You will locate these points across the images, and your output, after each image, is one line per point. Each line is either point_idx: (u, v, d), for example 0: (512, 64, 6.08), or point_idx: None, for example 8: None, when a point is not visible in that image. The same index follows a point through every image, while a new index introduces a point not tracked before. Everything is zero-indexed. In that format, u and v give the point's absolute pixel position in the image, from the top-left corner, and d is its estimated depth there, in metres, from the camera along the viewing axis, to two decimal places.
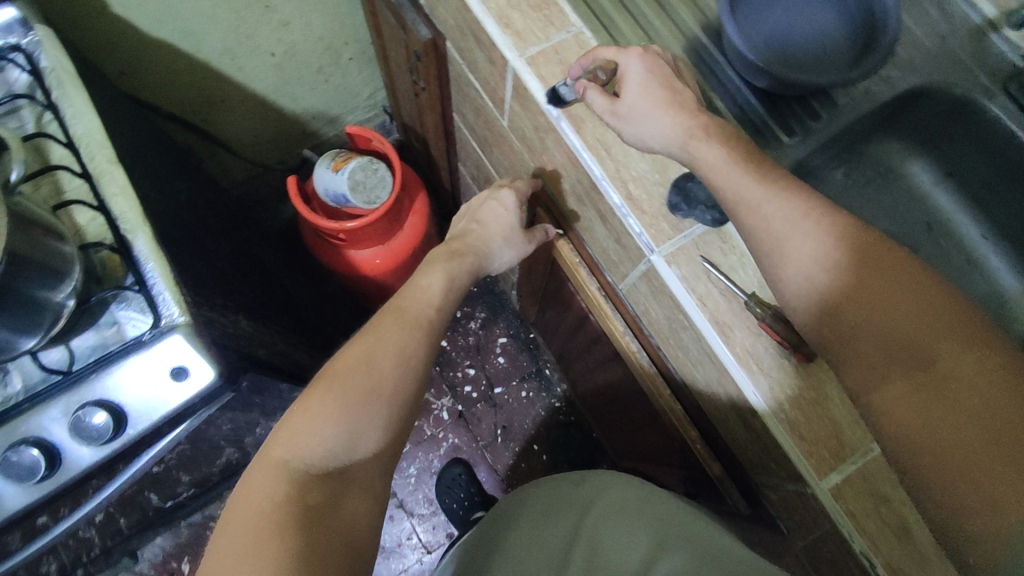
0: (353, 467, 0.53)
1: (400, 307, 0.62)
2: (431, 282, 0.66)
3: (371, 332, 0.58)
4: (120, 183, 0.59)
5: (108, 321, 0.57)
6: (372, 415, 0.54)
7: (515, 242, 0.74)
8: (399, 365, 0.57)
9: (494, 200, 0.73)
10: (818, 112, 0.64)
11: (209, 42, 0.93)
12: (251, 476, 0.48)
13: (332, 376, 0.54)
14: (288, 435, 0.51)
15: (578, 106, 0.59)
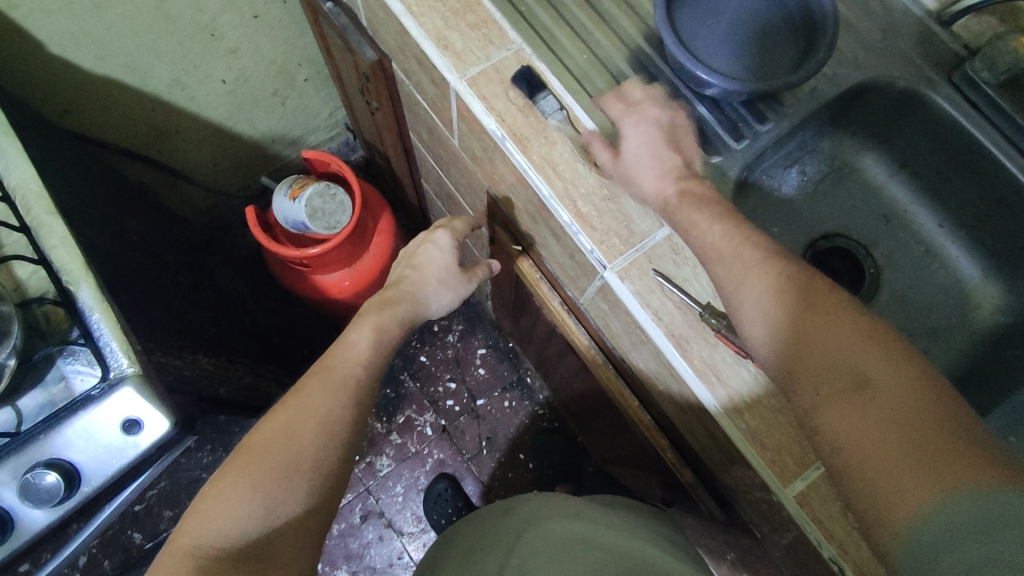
0: (270, 541, 0.53)
1: (322, 372, 0.62)
2: (358, 337, 0.65)
3: (286, 404, 0.58)
4: (59, 234, 0.58)
5: (56, 377, 0.55)
6: (290, 486, 0.55)
7: (453, 285, 0.75)
8: (320, 432, 0.57)
9: (428, 242, 0.75)
10: (765, 115, 0.64)
11: (155, 74, 0.91)
12: (160, 565, 0.50)
13: (244, 455, 0.55)
14: (199, 518, 0.52)
15: (522, 125, 0.59)
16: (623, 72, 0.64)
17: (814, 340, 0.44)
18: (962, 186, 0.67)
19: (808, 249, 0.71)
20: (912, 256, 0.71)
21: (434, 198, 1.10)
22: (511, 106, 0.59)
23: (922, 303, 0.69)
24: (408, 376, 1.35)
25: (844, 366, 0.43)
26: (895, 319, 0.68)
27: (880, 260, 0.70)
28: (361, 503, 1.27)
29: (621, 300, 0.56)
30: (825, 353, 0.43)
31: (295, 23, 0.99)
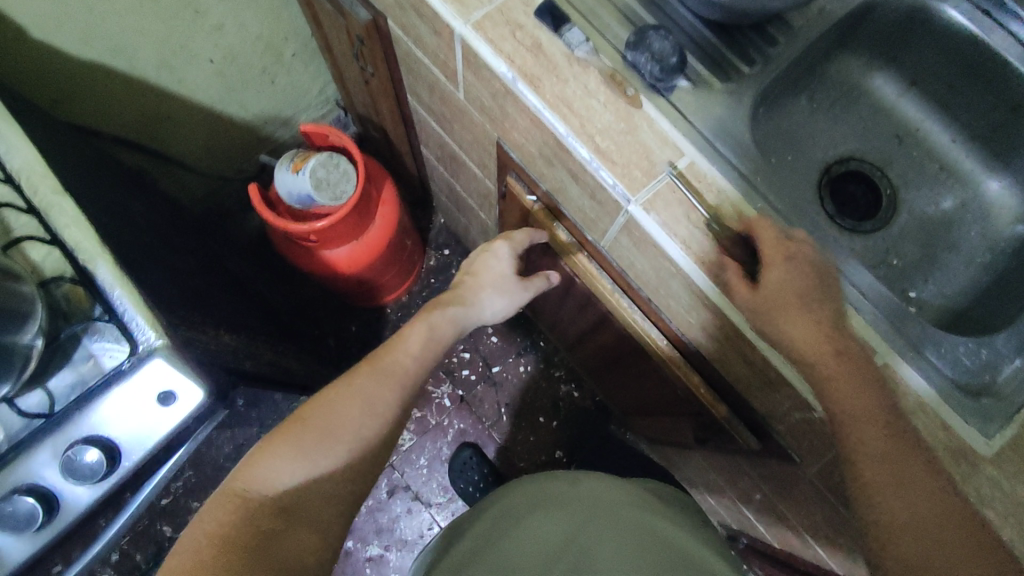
0: (301, 502, 0.54)
1: (373, 359, 0.65)
2: (410, 331, 0.69)
3: (342, 385, 0.61)
4: (70, 212, 0.57)
5: (83, 356, 0.54)
6: (331, 455, 0.57)
7: (506, 291, 0.80)
8: (363, 411, 0.60)
9: (487, 251, 0.79)
10: (775, 39, 0.62)
11: (143, 56, 0.89)
12: (208, 507, 0.51)
13: (298, 423, 0.57)
14: (246, 467, 0.53)
15: (532, 65, 0.58)
16: (628, 5, 0.61)
17: (868, 453, 0.47)
18: (976, 98, 0.66)
19: (824, 174, 0.71)
20: (927, 173, 0.71)
21: (436, 164, 1.09)
22: (519, 46, 0.58)
23: (941, 219, 0.69)
24: None
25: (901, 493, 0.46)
26: (916, 237, 0.68)
27: (895, 181, 0.71)
28: (386, 479, 1.28)
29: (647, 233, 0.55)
30: (880, 476, 0.47)
31: None
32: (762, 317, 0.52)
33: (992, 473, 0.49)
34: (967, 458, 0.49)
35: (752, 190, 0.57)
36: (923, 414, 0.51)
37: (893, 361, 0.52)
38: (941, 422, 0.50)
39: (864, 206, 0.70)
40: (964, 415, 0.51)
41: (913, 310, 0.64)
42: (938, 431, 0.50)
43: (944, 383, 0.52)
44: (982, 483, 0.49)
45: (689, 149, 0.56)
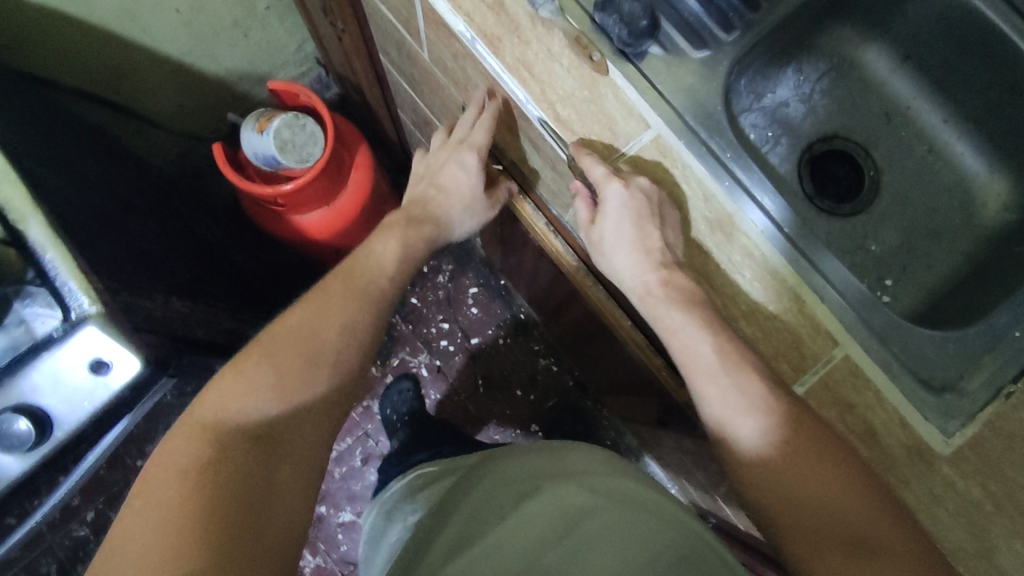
0: (283, 426, 0.56)
1: (348, 276, 0.64)
2: (385, 247, 0.67)
3: (315, 301, 0.62)
4: (1, 168, 0.53)
5: (15, 320, 0.53)
6: (309, 380, 0.58)
7: (478, 205, 0.71)
8: (342, 334, 0.61)
9: (451, 161, 0.68)
10: (759, 3, 0.57)
11: (100, 3, 0.85)
12: (175, 437, 0.52)
13: (269, 346, 0.58)
14: (220, 397, 0.54)
15: (493, 24, 0.54)
16: None
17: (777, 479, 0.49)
18: (972, 74, 0.62)
19: (806, 151, 0.68)
20: (915, 155, 0.67)
21: (412, 128, 1.04)
22: (479, 3, 0.54)
23: (925, 204, 0.66)
24: (400, 318, 1.33)
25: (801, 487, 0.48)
26: (897, 222, 0.65)
27: (881, 162, 0.67)
28: (360, 447, 1.28)
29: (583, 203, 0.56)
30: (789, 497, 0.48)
31: None
32: (688, 308, 0.51)
33: (944, 470, 0.48)
34: (920, 454, 0.48)
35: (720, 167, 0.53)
36: (881, 409, 0.49)
37: (854, 354, 0.50)
38: (899, 417, 0.49)
39: (844, 188, 0.67)
40: (925, 412, 0.49)
41: (886, 299, 0.62)
42: (894, 427, 0.49)
43: (904, 376, 0.50)
44: (935, 481, 0.48)
45: (655, 120, 0.53)
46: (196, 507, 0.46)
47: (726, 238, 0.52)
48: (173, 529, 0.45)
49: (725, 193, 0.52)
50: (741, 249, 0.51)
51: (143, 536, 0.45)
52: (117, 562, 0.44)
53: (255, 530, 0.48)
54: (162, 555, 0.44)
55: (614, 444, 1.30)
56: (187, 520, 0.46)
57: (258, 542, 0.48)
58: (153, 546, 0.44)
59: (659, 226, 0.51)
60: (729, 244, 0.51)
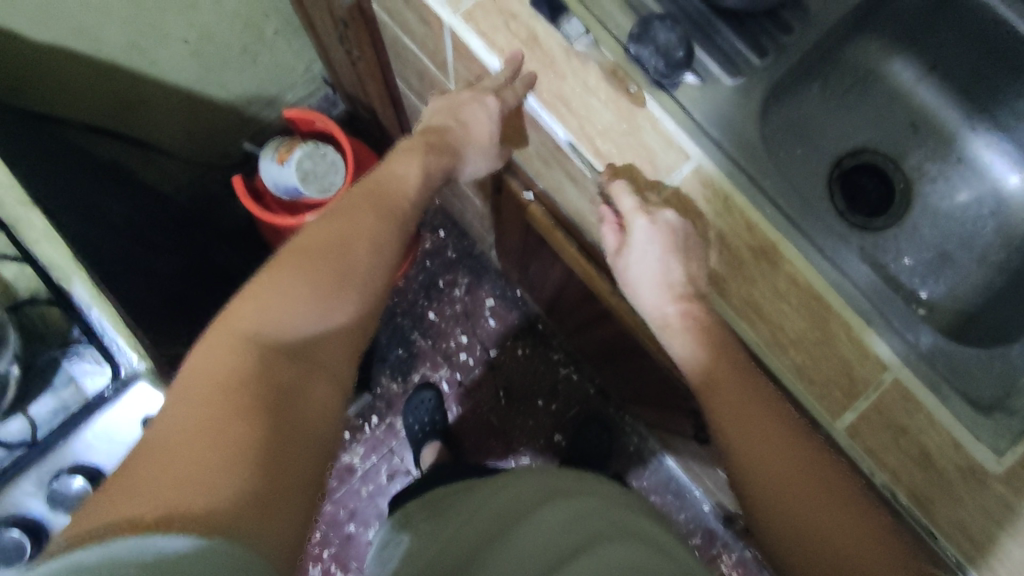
0: (316, 349, 0.47)
1: (374, 193, 0.55)
2: (407, 170, 0.57)
3: (341, 210, 0.53)
4: (40, 226, 0.53)
5: (64, 380, 0.53)
6: (342, 297, 0.49)
7: (492, 149, 0.62)
8: (374, 254, 0.52)
9: (477, 100, 0.56)
10: (790, 26, 0.58)
11: (111, 38, 0.84)
12: (207, 342, 0.43)
13: (300, 250, 0.50)
14: (254, 304, 0.46)
15: (527, 60, 0.53)
16: None
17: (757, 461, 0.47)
18: (1000, 84, 0.63)
19: (835, 167, 0.68)
20: (943, 165, 0.68)
21: None
22: (512, 39, 0.54)
23: (956, 214, 0.67)
24: (418, 333, 1.33)
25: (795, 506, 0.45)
26: (929, 233, 0.66)
27: (911, 173, 0.69)
28: (386, 464, 1.29)
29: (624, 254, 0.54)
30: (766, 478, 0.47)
31: None
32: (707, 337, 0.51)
33: (999, 490, 0.48)
34: (975, 475, 0.48)
35: (761, 195, 0.53)
36: (932, 430, 0.49)
37: (903, 376, 0.50)
38: (951, 438, 0.49)
39: (875, 201, 0.68)
40: (977, 432, 0.49)
41: (922, 312, 0.62)
42: (947, 448, 0.49)
43: (954, 396, 0.50)
44: (990, 501, 0.48)
45: (696, 151, 0.53)
46: (235, 452, 0.38)
47: (772, 266, 0.52)
48: (209, 478, 0.36)
49: (768, 220, 0.52)
50: (787, 277, 0.52)
51: (168, 460, 0.36)
52: (132, 484, 0.35)
53: (290, 492, 0.39)
54: (195, 507, 0.34)
55: (637, 449, 1.32)
56: (222, 468, 0.37)
57: (290, 508, 0.39)
58: (186, 492, 0.35)
59: (683, 259, 0.51)
60: (775, 273, 0.52)
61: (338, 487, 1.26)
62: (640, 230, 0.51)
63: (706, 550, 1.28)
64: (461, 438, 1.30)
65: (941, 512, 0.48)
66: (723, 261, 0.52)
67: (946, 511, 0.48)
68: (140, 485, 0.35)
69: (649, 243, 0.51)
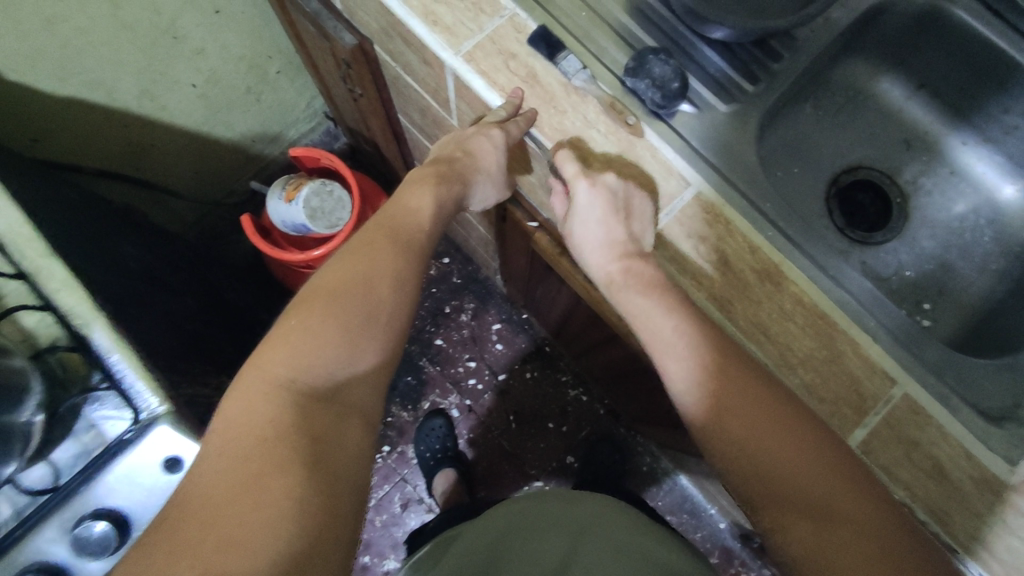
0: (349, 390, 0.49)
1: (391, 230, 0.56)
2: (420, 203, 0.58)
3: (361, 249, 0.54)
4: (61, 275, 0.54)
5: (85, 425, 0.53)
6: (368, 338, 0.51)
7: (498, 177, 0.63)
8: (396, 291, 0.53)
9: (482, 132, 0.56)
10: (779, 53, 0.60)
11: (122, 87, 0.87)
12: (245, 392, 0.45)
13: (326, 291, 0.51)
14: (287, 352, 0.47)
15: (528, 96, 0.55)
16: (624, 25, 0.59)
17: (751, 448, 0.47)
18: (988, 100, 0.65)
19: (832, 184, 0.69)
20: (939, 178, 0.69)
21: None
22: (513, 77, 0.56)
23: (954, 225, 0.68)
24: (426, 360, 1.34)
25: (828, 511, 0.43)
26: (927, 244, 0.67)
27: (906, 188, 0.70)
28: (398, 492, 1.29)
29: (573, 227, 0.56)
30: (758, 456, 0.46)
31: (259, 14, 0.95)
32: (651, 291, 0.51)
33: (1016, 500, 0.48)
34: (990, 486, 0.48)
35: (761, 217, 0.55)
36: (945, 443, 0.49)
37: (913, 391, 0.51)
38: (963, 450, 0.49)
39: (873, 216, 0.69)
40: (987, 443, 0.50)
41: (926, 323, 0.63)
42: (960, 460, 0.49)
43: (963, 408, 0.50)
44: (1007, 511, 0.48)
45: (695, 177, 0.55)
46: (274, 507, 0.39)
47: (776, 288, 0.53)
48: (250, 534, 0.38)
49: (770, 241, 0.54)
50: (792, 297, 0.53)
51: (229, 510, 0.39)
52: (192, 533, 0.38)
53: (330, 540, 0.41)
54: (236, 567, 0.36)
55: (650, 468, 1.31)
56: (263, 524, 0.39)
57: (330, 556, 0.40)
58: (229, 551, 0.37)
59: (625, 220, 0.53)
60: (780, 293, 0.53)
61: None
62: (582, 191, 0.52)
63: (724, 569, 1.27)
64: (476, 464, 1.30)
65: (960, 527, 0.48)
66: (726, 283, 0.53)
67: (965, 526, 0.48)
68: (187, 544, 0.37)
69: (592, 206, 0.52)
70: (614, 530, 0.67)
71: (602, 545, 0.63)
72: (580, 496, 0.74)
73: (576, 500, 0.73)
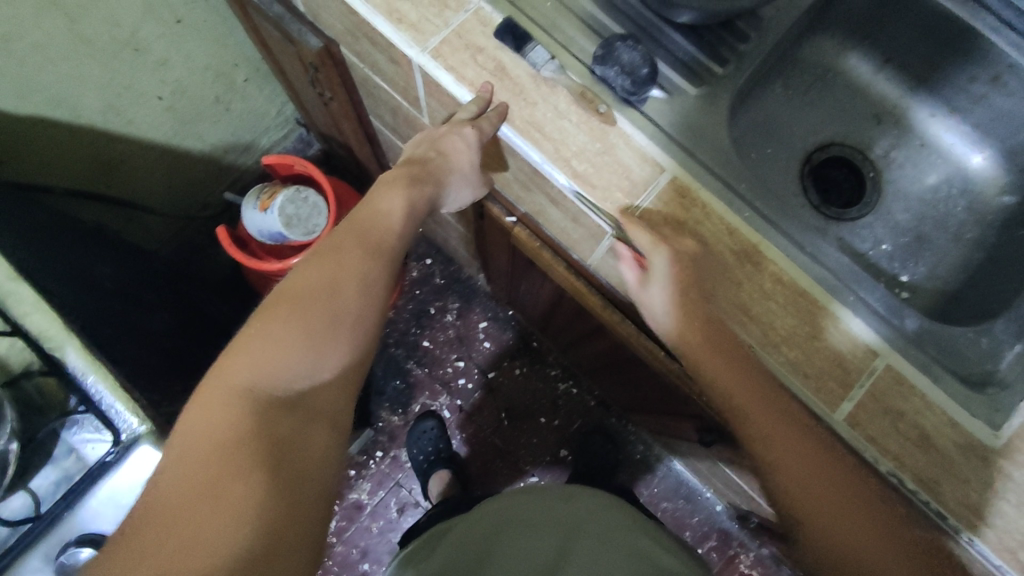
0: (312, 396, 0.48)
1: (359, 230, 0.55)
2: (391, 206, 0.57)
3: (328, 251, 0.53)
4: (30, 299, 0.53)
5: (65, 450, 0.52)
6: (333, 344, 0.50)
7: (473, 176, 0.63)
8: (364, 295, 0.52)
9: (455, 131, 0.56)
10: (746, 35, 0.60)
11: (86, 103, 0.85)
12: (205, 398, 0.44)
13: (289, 297, 0.50)
14: (248, 358, 0.46)
15: (498, 90, 0.55)
16: (590, 14, 0.58)
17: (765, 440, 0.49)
18: (953, 70, 0.65)
19: (806, 163, 0.70)
20: (909, 151, 0.70)
21: None
22: (482, 72, 0.55)
23: (927, 196, 0.69)
24: (415, 363, 1.33)
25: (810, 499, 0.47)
26: (902, 217, 0.68)
27: (879, 162, 0.70)
28: (394, 497, 1.28)
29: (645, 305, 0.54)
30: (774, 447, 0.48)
31: (221, 22, 0.93)
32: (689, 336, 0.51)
33: (1000, 464, 0.49)
34: (976, 451, 0.49)
35: (738, 199, 0.55)
36: (929, 412, 0.50)
37: (895, 362, 0.51)
38: (948, 417, 0.50)
39: (847, 193, 0.69)
40: (970, 408, 0.50)
41: (905, 295, 0.64)
42: (946, 428, 0.50)
43: (946, 376, 0.51)
44: (993, 475, 0.49)
45: (670, 163, 0.54)
46: (234, 512, 0.39)
47: (755, 270, 0.53)
48: (209, 540, 0.37)
49: (747, 223, 0.54)
50: (771, 276, 0.53)
51: (189, 516, 0.38)
52: (146, 542, 0.36)
53: (292, 543, 0.40)
54: (193, 573, 0.36)
55: (644, 456, 1.32)
56: (221, 529, 0.38)
57: (291, 559, 0.40)
58: (186, 556, 0.36)
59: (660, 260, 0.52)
60: (759, 273, 0.53)
61: (347, 525, 1.25)
62: (661, 264, 0.51)
63: (723, 550, 1.28)
64: (467, 462, 1.29)
65: (948, 493, 0.48)
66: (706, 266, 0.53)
67: (953, 491, 0.48)
68: (143, 553, 0.36)
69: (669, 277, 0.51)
70: (603, 526, 0.68)
71: (592, 543, 0.64)
72: (575, 491, 0.74)
73: (571, 495, 0.73)
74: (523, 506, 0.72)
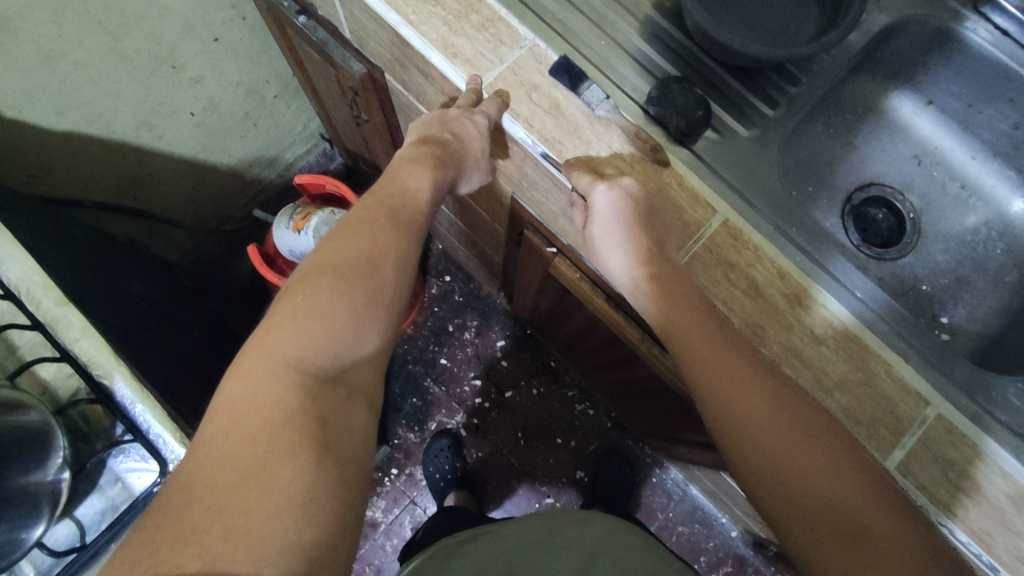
0: (352, 370, 0.46)
1: (392, 207, 0.53)
2: (418, 184, 0.55)
3: (357, 224, 0.51)
4: (78, 324, 0.53)
5: (110, 479, 0.53)
6: (371, 320, 0.47)
7: (483, 162, 0.61)
8: (400, 273, 0.50)
9: (466, 116, 0.53)
10: (797, 77, 0.62)
11: (120, 118, 0.85)
12: (249, 371, 0.42)
13: (330, 270, 0.48)
14: (294, 329, 0.44)
15: (552, 127, 0.54)
16: (644, 53, 0.59)
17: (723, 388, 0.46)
18: (995, 114, 0.66)
19: (847, 201, 0.70)
20: (948, 193, 0.71)
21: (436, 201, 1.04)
22: (536, 108, 0.55)
23: (967, 238, 0.69)
24: (432, 380, 1.33)
25: (760, 437, 0.45)
26: (943, 258, 0.68)
27: (918, 203, 0.71)
28: (409, 516, 1.27)
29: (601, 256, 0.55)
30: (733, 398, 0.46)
31: (257, 39, 0.93)
32: None
33: None
34: None
35: (788, 241, 0.55)
36: (980, 461, 0.50)
37: (946, 411, 0.51)
38: (999, 467, 0.50)
39: (887, 232, 0.69)
40: (1020, 458, 0.51)
41: (946, 336, 0.64)
42: (997, 478, 0.50)
43: (994, 425, 0.52)
44: None
45: (721, 206, 0.54)
46: (282, 493, 0.37)
47: (808, 315, 0.53)
48: (261, 520, 0.36)
49: (798, 266, 0.54)
50: (822, 320, 0.53)
51: (237, 497, 0.36)
52: (198, 517, 0.35)
53: (341, 525, 0.39)
54: (242, 560, 0.34)
55: (660, 479, 1.31)
56: (270, 511, 0.36)
57: (341, 538, 0.39)
58: (239, 536, 0.35)
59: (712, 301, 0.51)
60: (811, 318, 0.53)
61: (361, 543, 1.24)
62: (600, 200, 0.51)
63: None
64: (485, 483, 1.29)
65: (1003, 547, 0.48)
66: (758, 309, 0.52)
67: (1009, 546, 0.48)
68: (197, 525, 0.35)
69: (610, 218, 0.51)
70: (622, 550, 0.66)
71: (624, 561, 0.63)
72: (592, 519, 0.73)
73: (590, 522, 0.72)
74: (545, 529, 0.71)
